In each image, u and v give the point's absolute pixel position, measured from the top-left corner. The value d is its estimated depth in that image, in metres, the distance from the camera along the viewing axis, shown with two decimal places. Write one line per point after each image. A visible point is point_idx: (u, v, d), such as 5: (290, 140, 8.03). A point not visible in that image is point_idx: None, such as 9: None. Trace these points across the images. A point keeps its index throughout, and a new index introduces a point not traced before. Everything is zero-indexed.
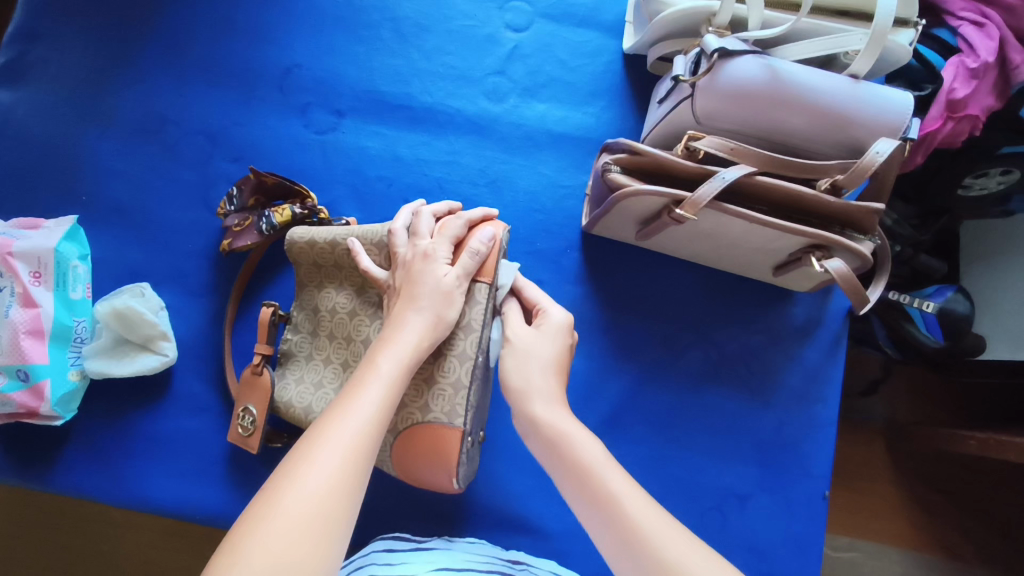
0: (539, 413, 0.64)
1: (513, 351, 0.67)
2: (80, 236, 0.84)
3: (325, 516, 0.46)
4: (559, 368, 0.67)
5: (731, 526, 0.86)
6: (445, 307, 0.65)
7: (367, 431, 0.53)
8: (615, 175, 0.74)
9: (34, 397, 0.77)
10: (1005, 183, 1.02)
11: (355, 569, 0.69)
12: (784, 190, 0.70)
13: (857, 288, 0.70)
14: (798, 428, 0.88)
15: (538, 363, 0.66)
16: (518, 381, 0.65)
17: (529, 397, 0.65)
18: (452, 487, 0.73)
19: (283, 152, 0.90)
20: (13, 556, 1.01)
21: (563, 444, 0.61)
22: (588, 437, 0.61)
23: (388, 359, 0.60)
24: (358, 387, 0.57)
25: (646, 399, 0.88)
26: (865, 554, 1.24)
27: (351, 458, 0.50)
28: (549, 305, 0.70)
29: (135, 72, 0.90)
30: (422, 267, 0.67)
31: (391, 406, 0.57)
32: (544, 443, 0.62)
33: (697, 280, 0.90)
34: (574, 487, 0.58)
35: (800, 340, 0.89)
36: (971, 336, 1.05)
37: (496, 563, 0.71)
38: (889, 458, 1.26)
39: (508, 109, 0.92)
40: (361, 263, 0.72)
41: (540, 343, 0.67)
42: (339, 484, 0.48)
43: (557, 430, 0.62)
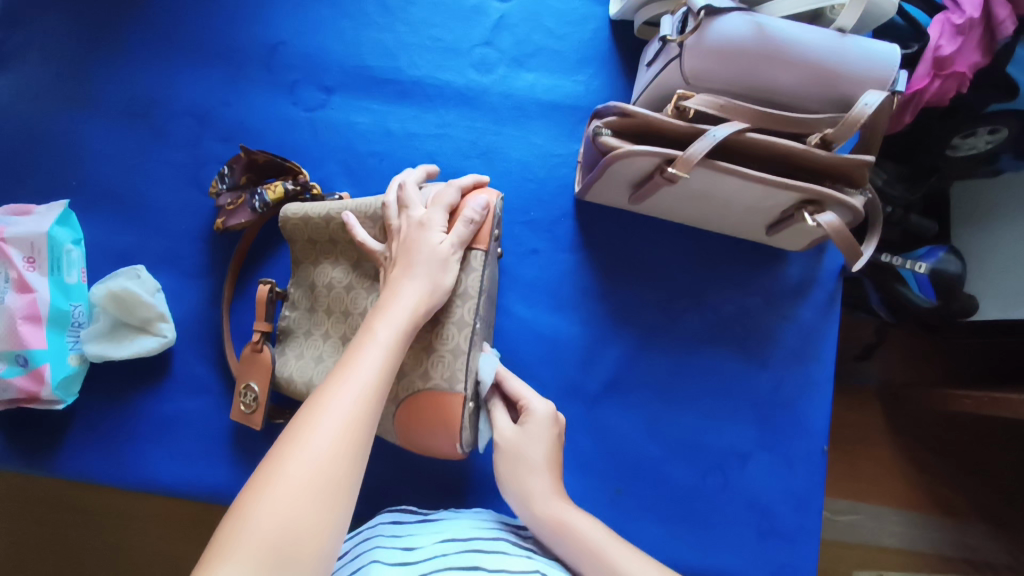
0: (543, 509, 0.69)
1: (507, 455, 0.72)
2: (72, 220, 0.84)
3: (328, 481, 0.47)
4: (549, 466, 0.72)
5: (732, 485, 0.87)
6: (441, 272, 0.66)
7: (369, 396, 0.53)
8: (606, 138, 0.74)
9: (34, 381, 0.77)
10: (993, 142, 1.02)
11: (361, 541, 0.71)
12: (773, 145, 0.70)
13: (849, 241, 0.72)
14: (796, 386, 0.89)
15: (532, 467, 0.71)
16: (518, 489, 0.71)
17: (529, 497, 0.70)
18: (458, 452, 0.73)
19: (272, 131, 0.89)
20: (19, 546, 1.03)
21: (566, 533, 0.66)
22: (588, 520, 0.67)
23: (385, 326, 0.59)
24: (359, 351, 0.56)
25: (644, 363, 0.89)
26: (865, 516, 1.26)
27: (353, 424, 0.50)
28: (529, 396, 0.74)
29: (119, 52, 0.89)
30: (417, 236, 0.67)
31: (391, 370, 0.57)
32: (550, 535, 0.67)
33: (692, 243, 0.90)
34: (585, 567, 0.64)
35: (795, 299, 0.90)
36: (962, 299, 1.08)
37: (501, 527, 0.72)
38: (885, 422, 1.28)
39: (497, 80, 0.92)
40: (356, 236, 0.72)
41: (530, 445, 0.72)
42: (341, 452, 0.48)
43: (560, 518, 0.68)
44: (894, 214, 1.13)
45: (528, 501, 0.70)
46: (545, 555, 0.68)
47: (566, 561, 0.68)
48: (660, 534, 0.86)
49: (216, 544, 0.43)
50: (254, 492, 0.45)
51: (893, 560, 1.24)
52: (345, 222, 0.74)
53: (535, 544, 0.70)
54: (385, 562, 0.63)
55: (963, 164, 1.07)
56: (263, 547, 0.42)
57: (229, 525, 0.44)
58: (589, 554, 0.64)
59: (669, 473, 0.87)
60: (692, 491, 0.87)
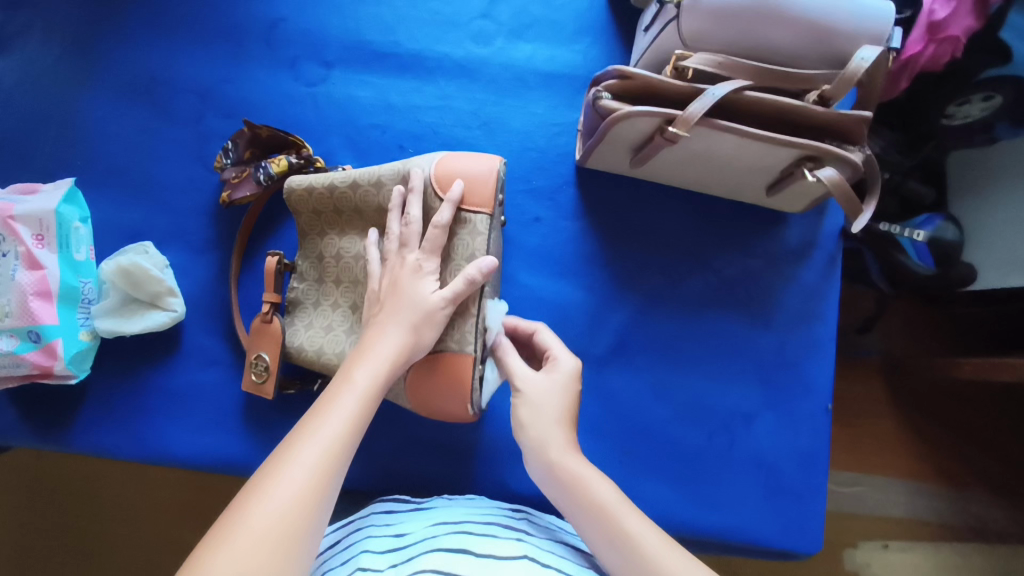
0: (558, 461, 0.65)
1: (528, 402, 0.69)
2: (79, 198, 0.85)
3: (287, 533, 0.49)
4: (566, 419, 0.69)
5: (738, 445, 0.88)
6: (428, 326, 0.67)
7: (338, 448, 0.55)
8: (606, 101, 0.75)
9: (46, 356, 0.78)
10: (987, 109, 1.02)
11: (355, 530, 0.73)
12: (772, 103, 0.71)
13: (849, 195, 0.73)
14: (799, 347, 0.90)
15: (551, 415, 0.68)
16: (535, 440, 0.67)
17: (543, 449, 0.67)
18: (469, 414, 0.75)
19: (275, 106, 0.90)
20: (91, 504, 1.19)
21: (578, 488, 0.63)
22: (603, 479, 0.64)
23: (363, 373, 0.61)
24: (335, 399, 0.59)
25: (648, 327, 0.90)
26: (868, 488, 1.28)
27: (318, 475, 0.52)
28: (559, 350, 0.72)
29: (120, 32, 0.90)
30: (411, 283, 0.69)
31: (361, 423, 0.59)
32: (562, 487, 0.64)
33: (693, 208, 0.91)
34: (591, 526, 0.61)
35: (796, 261, 0.91)
36: (961, 265, 1.09)
37: (497, 514, 0.73)
38: (886, 393, 1.29)
39: (496, 51, 0.92)
40: (366, 238, 0.75)
41: (550, 397, 0.69)
42: (303, 504, 0.50)
43: (574, 475, 0.64)
44: (892, 179, 1.14)
45: (544, 450, 0.66)
46: (535, 536, 0.69)
47: (556, 543, 0.69)
48: (668, 494, 0.87)
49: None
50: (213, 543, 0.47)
51: (896, 528, 1.26)
52: (367, 239, 0.76)
53: (526, 527, 0.71)
54: (374, 550, 0.66)
55: (960, 132, 1.07)
56: None
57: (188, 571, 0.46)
58: (597, 514, 0.61)
59: (676, 435, 0.88)
60: (699, 452, 0.88)
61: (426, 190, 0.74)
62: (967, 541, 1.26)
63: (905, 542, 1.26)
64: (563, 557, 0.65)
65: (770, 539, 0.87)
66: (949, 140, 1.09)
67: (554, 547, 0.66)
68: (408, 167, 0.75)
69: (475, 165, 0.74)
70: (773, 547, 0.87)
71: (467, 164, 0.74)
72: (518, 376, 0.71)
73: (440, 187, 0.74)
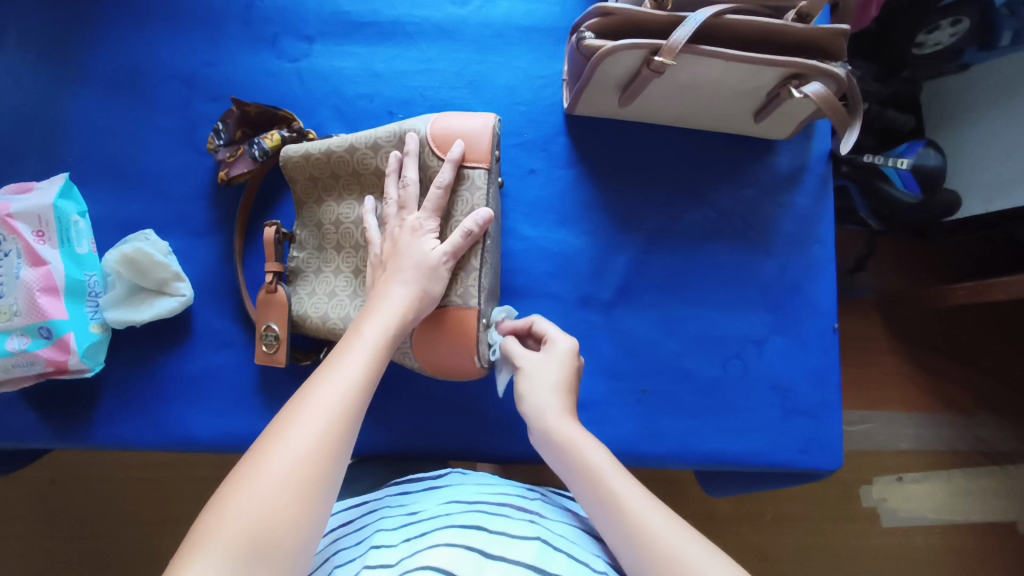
0: (554, 426, 0.63)
1: (525, 377, 0.69)
2: (75, 193, 0.84)
3: (309, 477, 0.47)
4: (564, 389, 0.67)
5: (753, 370, 0.90)
6: (431, 282, 0.67)
7: (353, 397, 0.53)
8: (589, 41, 0.75)
9: (60, 351, 0.78)
10: (956, 34, 1.04)
11: (367, 512, 0.71)
12: (752, 24, 0.73)
13: (835, 106, 0.75)
14: (801, 270, 0.92)
15: (545, 385, 0.67)
16: (533, 407, 0.66)
17: (543, 414, 0.65)
18: (476, 368, 0.76)
19: (261, 85, 0.90)
20: (115, 510, 1.20)
21: (572, 452, 0.60)
22: (598, 447, 0.61)
23: (373, 326, 0.62)
24: (347, 354, 0.58)
25: (653, 266, 0.91)
26: (878, 424, 1.29)
27: (338, 418, 0.51)
28: (555, 333, 0.72)
29: (97, 27, 0.89)
30: (410, 241, 0.69)
31: (377, 369, 0.58)
32: (558, 450, 0.62)
33: (684, 144, 0.93)
34: (583, 488, 0.58)
35: (789, 186, 0.93)
36: (946, 193, 1.11)
37: (511, 492, 0.71)
38: (886, 325, 1.31)
39: (474, 11, 0.93)
40: (365, 220, 0.75)
41: (545, 370, 0.68)
42: (323, 444, 0.49)
43: (568, 438, 0.62)
44: (871, 110, 1.16)
45: (534, 415, 0.65)
46: (549, 519, 0.65)
47: (572, 528, 0.65)
48: (690, 428, 0.88)
49: (194, 536, 0.43)
50: (235, 483, 0.46)
51: (908, 460, 1.28)
52: (364, 206, 0.77)
53: (541, 509, 0.67)
54: (387, 529, 0.64)
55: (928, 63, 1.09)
56: (241, 536, 0.43)
57: (209, 517, 0.44)
58: (589, 481, 0.57)
59: (691, 367, 0.90)
60: (716, 381, 0.90)
61: (422, 152, 0.74)
62: (980, 457, 1.28)
63: (919, 472, 1.27)
64: (576, 541, 0.61)
65: (792, 459, 0.88)
66: (922, 69, 1.11)
67: (568, 533, 0.63)
68: (404, 128, 0.75)
69: (471, 124, 0.74)
70: (795, 467, 0.88)
71: (463, 123, 0.75)
72: (516, 355, 0.71)
73: (438, 148, 0.74)
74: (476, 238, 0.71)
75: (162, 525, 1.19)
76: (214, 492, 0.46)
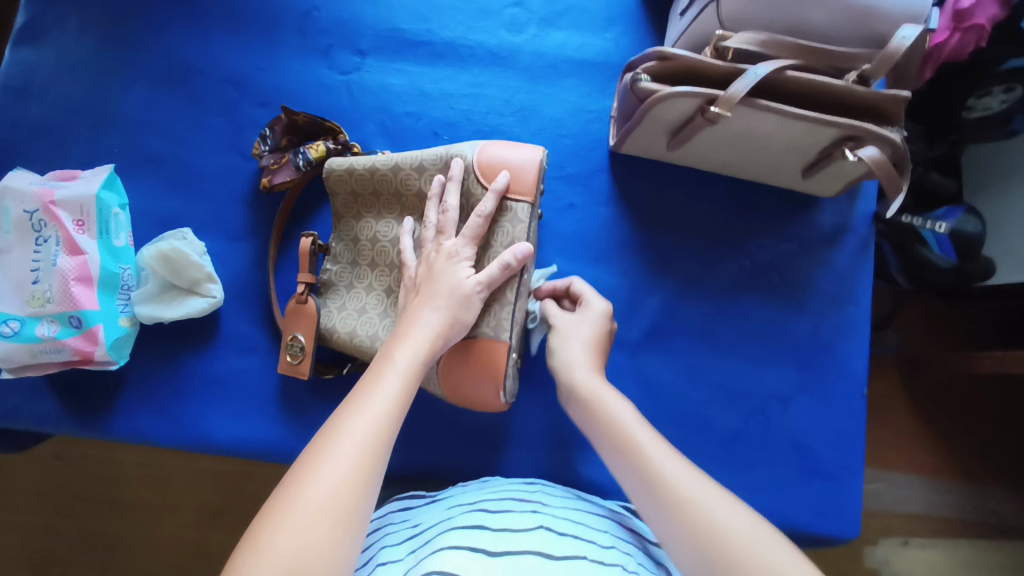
0: (581, 380, 0.69)
1: (558, 333, 0.75)
2: (118, 184, 0.85)
3: (341, 510, 0.47)
4: (595, 347, 0.73)
5: (775, 427, 0.88)
6: (462, 310, 0.67)
7: (384, 426, 0.53)
8: (644, 83, 0.75)
9: (88, 341, 0.78)
10: (1008, 101, 1.02)
11: (373, 530, 0.71)
12: (812, 82, 0.72)
13: (890, 173, 0.73)
14: (834, 330, 0.90)
15: (577, 340, 0.73)
16: (563, 359, 0.73)
17: (571, 366, 0.71)
18: (499, 402, 0.74)
19: (310, 94, 0.91)
20: (115, 492, 1.20)
21: (597, 404, 0.66)
22: (624, 403, 0.65)
23: (404, 353, 0.61)
24: (377, 381, 0.57)
25: (683, 312, 0.90)
26: (892, 489, 1.26)
27: (370, 449, 0.51)
28: (591, 294, 0.78)
29: (157, 23, 0.90)
30: (446, 267, 0.69)
31: (407, 398, 0.57)
32: (583, 401, 0.67)
33: (726, 193, 0.92)
34: (605, 437, 0.62)
35: (829, 244, 0.91)
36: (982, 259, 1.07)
37: (512, 490, 0.71)
38: (907, 390, 1.28)
39: (528, 40, 0.93)
40: (402, 243, 0.74)
41: (579, 326, 0.75)
42: (355, 477, 0.48)
43: (594, 393, 0.67)
44: (916, 171, 1.12)
45: (561, 364, 0.72)
46: (551, 509, 0.67)
47: (573, 512, 0.67)
48: None
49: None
50: (270, 517, 0.46)
51: (921, 527, 1.24)
52: (403, 226, 0.76)
53: (541, 499, 0.69)
54: (393, 543, 0.64)
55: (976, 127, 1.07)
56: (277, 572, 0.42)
57: (243, 555, 0.44)
58: (613, 426, 0.62)
59: (713, 417, 0.88)
60: (736, 435, 0.88)
61: (466, 179, 0.74)
62: (995, 534, 1.24)
63: (929, 542, 1.24)
64: (579, 523, 0.64)
65: (809, 523, 0.85)
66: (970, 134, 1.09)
67: (569, 516, 0.65)
68: (451, 152, 0.75)
69: (519, 155, 0.73)
70: (811, 532, 0.85)
71: (511, 153, 0.74)
72: (551, 314, 0.78)
73: (483, 176, 0.73)
74: (514, 272, 0.70)
75: (160, 513, 1.19)
76: (248, 528, 0.45)
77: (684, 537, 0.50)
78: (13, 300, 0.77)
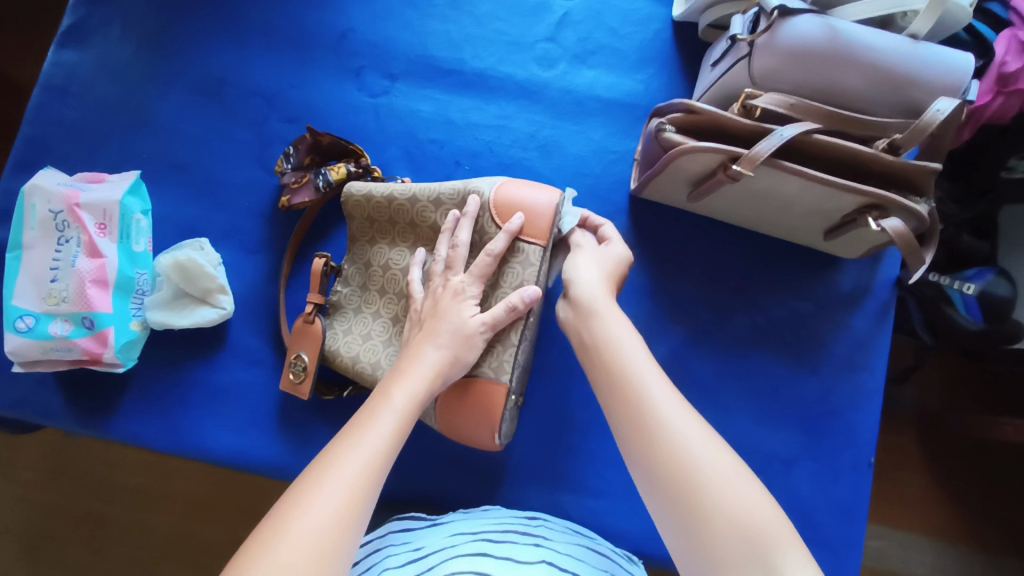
0: (585, 296, 0.68)
1: (576, 256, 0.73)
2: (142, 190, 0.87)
3: (328, 549, 0.46)
4: (609, 275, 0.71)
5: (776, 489, 0.86)
6: (463, 350, 0.66)
7: (375, 466, 0.53)
8: (670, 134, 0.74)
9: (98, 343, 0.79)
10: None
11: (372, 551, 0.70)
12: (841, 147, 0.70)
13: (912, 247, 0.70)
14: (846, 396, 0.88)
15: (594, 267, 0.71)
16: (572, 276, 0.70)
17: (580, 284, 0.69)
18: (493, 443, 0.74)
19: (337, 115, 0.91)
20: (115, 479, 1.21)
21: (598, 321, 0.65)
22: (621, 321, 0.65)
23: (402, 392, 0.60)
24: (371, 418, 0.57)
25: (691, 362, 0.88)
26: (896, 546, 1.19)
27: (358, 490, 0.50)
28: (616, 239, 0.76)
29: (195, 34, 0.92)
30: (451, 304, 0.68)
31: (401, 439, 0.57)
32: (581, 319, 0.66)
33: (744, 246, 0.91)
34: (598, 358, 0.63)
35: (847, 307, 0.89)
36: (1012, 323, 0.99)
37: (513, 522, 0.70)
38: (925, 454, 1.21)
39: (558, 75, 0.93)
40: (410, 276, 0.74)
41: (599, 257, 0.72)
42: (341, 518, 0.48)
43: (595, 308, 0.66)
44: (945, 231, 1.09)
45: (581, 287, 0.68)
46: (553, 542, 0.67)
47: (573, 547, 0.67)
48: None
49: None
50: (252, 554, 0.45)
51: None
52: (414, 257, 0.76)
53: (542, 533, 0.69)
54: (394, 565, 0.63)
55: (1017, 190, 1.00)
56: None
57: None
58: (610, 348, 0.62)
59: None
60: None
61: (481, 216, 0.73)
62: None
63: None
64: (580, 560, 0.64)
65: None
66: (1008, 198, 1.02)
67: (570, 551, 0.65)
68: (468, 188, 0.74)
69: (537, 197, 0.72)
70: None
71: (529, 194, 0.73)
72: (575, 239, 0.75)
73: (498, 215, 0.72)
74: (519, 314, 0.69)
75: (156, 504, 1.20)
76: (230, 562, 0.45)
77: (664, 477, 0.51)
78: (30, 296, 0.79)
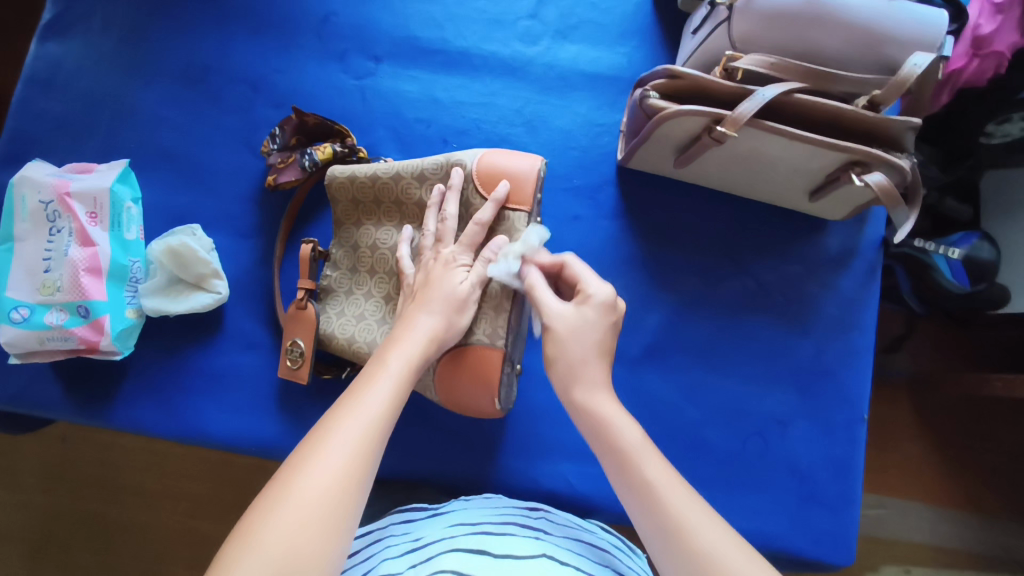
0: (584, 401, 0.60)
1: (552, 336, 0.62)
2: (132, 179, 0.86)
3: (335, 503, 0.47)
4: (602, 351, 0.62)
5: (773, 449, 0.87)
6: (457, 313, 0.67)
7: (376, 428, 0.53)
8: (653, 100, 0.75)
9: (94, 331, 0.79)
10: None
11: (372, 540, 0.69)
12: (818, 106, 0.71)
13: (895, 200, 0.71)
14: (837, 356, 0.89)
15: (587, 349, 0.61)
16: (561, 367, 0.61)
17: (573, 384, 0.60)
18: (493, 409, 0.75)
19: (324, 98, 0.92)
20: (115, 476, 1.21)
21: (604, 431, 0.58)
22: (631, 422, 0.58)
23: (400, 357, 0.60)
24: (372, 384, 0.57)
25: (684, 328, 0.90)
26: (893, 511, 1.21)
27: (360, 451, 0.51)
28: (588, 277, 0.64)
29: (177, 23, 0.92)
30: (442, 272, 0.68)
31: (401, 403, 0.57)
32: (591, 428, 0.59)
33: (731, 212, 0.92)
34: (613, 466, 0.56)
35: (835, 269, 0.90)
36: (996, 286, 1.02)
37: (513, 514, 0.71)
38: (917, 416, 1.23)
39: (542, 52, 0.93)
40: (398, 252, 0.74)
41: (587, 330, 0.61)
42: (345, 478, 0.49)
43: (602, 416, 0.59)
44: (929, 197, 1.09)
45: (582, 392, 0.60)
46: (552, 536, 0.67)
47: (573, 542, 0.68)
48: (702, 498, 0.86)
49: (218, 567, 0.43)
50: (260, 510, 0.46)
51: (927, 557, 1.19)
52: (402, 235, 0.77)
53: (541, 526, 0.69)
54: (393, 556, 0.63)
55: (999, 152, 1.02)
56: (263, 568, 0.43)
57: (239, 549, 0.44)
58: (622, 461, 0.55)
59: (710, 437, 0.88)
60: (732, 456, 0.87)
61: (466, 187, 0.74)
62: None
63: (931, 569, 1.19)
64: (580, 555, 0.64)
65: (802, 549, 0.84)
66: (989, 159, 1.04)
67: (569, 546, 0.66)
68: (451, 160, 0.75)
69: (518, 163, 0.73)
70: (804, 558, 0.84)
71: (510, 162, 0.73)
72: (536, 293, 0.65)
73: (482, 186, 0.73)
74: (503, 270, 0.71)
75: (159, 500, 1.20)
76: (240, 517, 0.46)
77: None
78: (24, 287, 0.79)
